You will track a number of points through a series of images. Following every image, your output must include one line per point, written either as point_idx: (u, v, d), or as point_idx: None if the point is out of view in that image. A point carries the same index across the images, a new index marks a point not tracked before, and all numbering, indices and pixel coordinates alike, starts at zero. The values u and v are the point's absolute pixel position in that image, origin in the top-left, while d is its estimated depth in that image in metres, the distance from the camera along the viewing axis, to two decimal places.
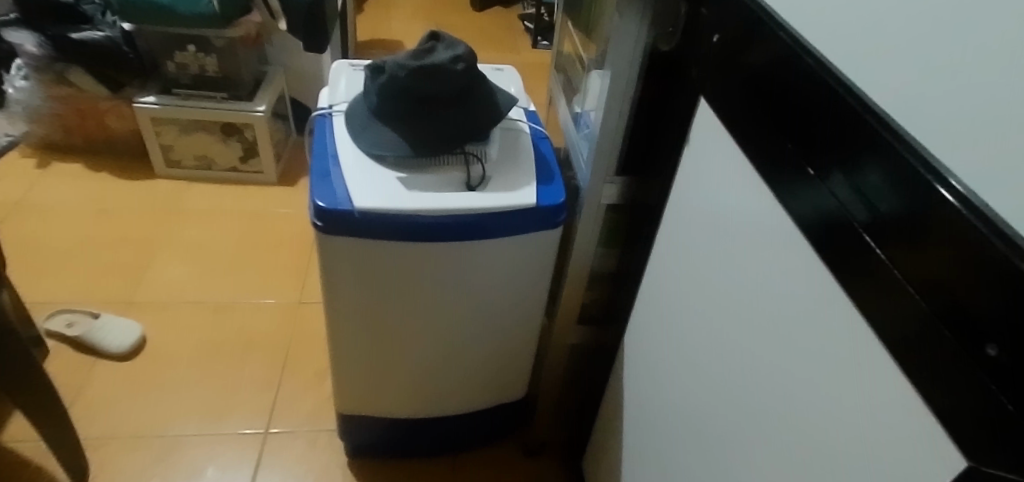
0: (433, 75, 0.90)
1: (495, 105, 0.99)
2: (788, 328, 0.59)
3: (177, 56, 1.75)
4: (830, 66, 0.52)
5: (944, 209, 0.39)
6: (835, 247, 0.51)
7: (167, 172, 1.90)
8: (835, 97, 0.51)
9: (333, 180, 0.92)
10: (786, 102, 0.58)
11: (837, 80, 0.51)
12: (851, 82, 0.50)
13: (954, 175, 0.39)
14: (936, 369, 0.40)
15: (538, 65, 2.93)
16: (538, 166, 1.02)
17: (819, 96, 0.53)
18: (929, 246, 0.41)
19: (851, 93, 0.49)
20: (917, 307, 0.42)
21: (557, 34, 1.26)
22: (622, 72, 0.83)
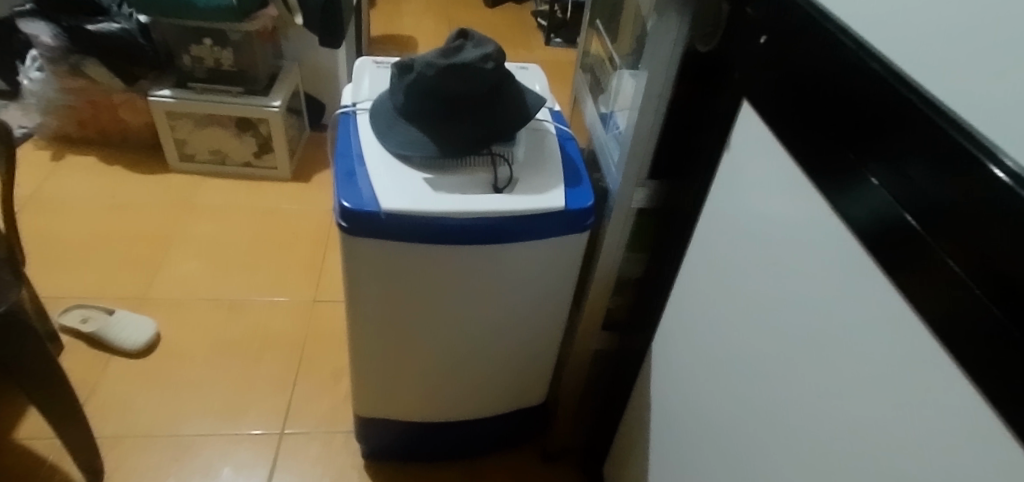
0: (462, 75, 0.87)
1: (523, 105, 0.97)
2: (836, 339, 0.57)
3: (193, 49, 1.73)
4: (890, 64, 0.50)
5: (1012, 204, 0.37)
6: (891, 255, 0.49)
7: (181, 166, 1.89)
8: (895, 99, 0.48)
9: (358, 181, 0.90)
10: (839, 105, 0.56)
11: (897, 78, 0.48)
12: (914, 80, 0.47)
13: (1008, 155, 0.38)
14: (1007, 376, 0.38)
15: (552, 63, 2.90)
16: (565, 168, 1.00)
17: (878, 99, 0.50)
18: (990, 242, 0.39)
19: (912, 91, 0.46)
20: (982, 307, 0.40)
21: (582, 33, 1.23)
22: (660, 74, 0.80)
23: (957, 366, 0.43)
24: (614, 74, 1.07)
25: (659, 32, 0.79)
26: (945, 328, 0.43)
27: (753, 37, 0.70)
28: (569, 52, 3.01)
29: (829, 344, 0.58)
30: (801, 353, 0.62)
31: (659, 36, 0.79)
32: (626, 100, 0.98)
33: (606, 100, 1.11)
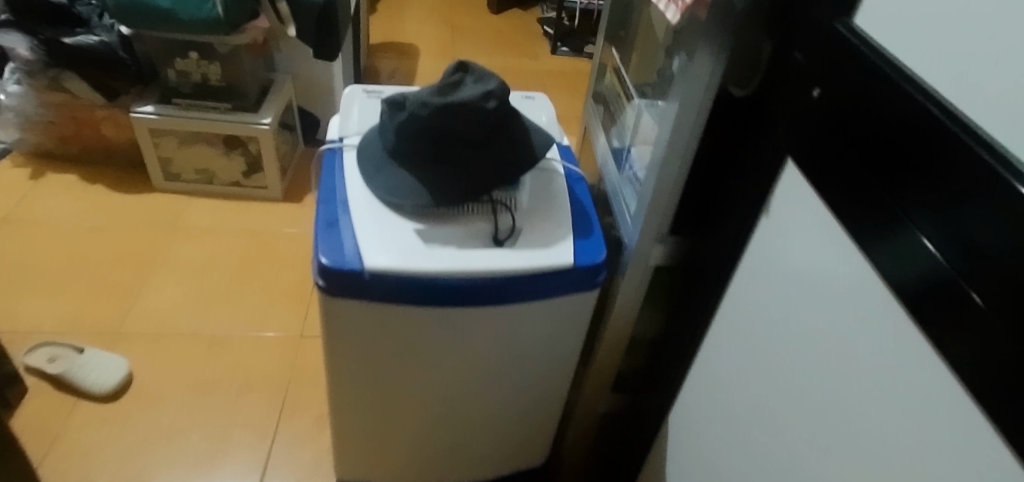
0: (460, 115, 0.77)
1: (529, 146, 0.86)
2: (886, 448, 0.48)
3: (179, 63, 1.62)
4: (979, 134, 0.38)
5: None
6: (986, 386, 0.37)
7: (165, 185, 1.78)
8: (979, 180, 0.38)
9: (341, 232, 0.80)
10: (906, 179, 0.45)
11: (978, 142, 0.38)
12: (1001, 143, 0.37)
13: None
14: None
15: (557, 74, 2.79)
16: (575, 215, 0.90)
17: (961, 182, 0.39)
18: None
19: (990, 152, 0.37)
20: None
21: (597, 45, 1.11)
22: (686, 122, 0.70)
23: (1002, 437, 0.37)
24: (631, 109, 0.96)
25: (688, 75, 0.68)
26: (1006, 417, 0.36)
27: (797, 86, 0.59)
28: (575, 61, 2.89)
29: (885, 466, 0.48)
30: (847, 464, 0.52)
31: (686, 79, 0.68)
32: (645, 142, 0.87)
33: (620, 135, 1.00)
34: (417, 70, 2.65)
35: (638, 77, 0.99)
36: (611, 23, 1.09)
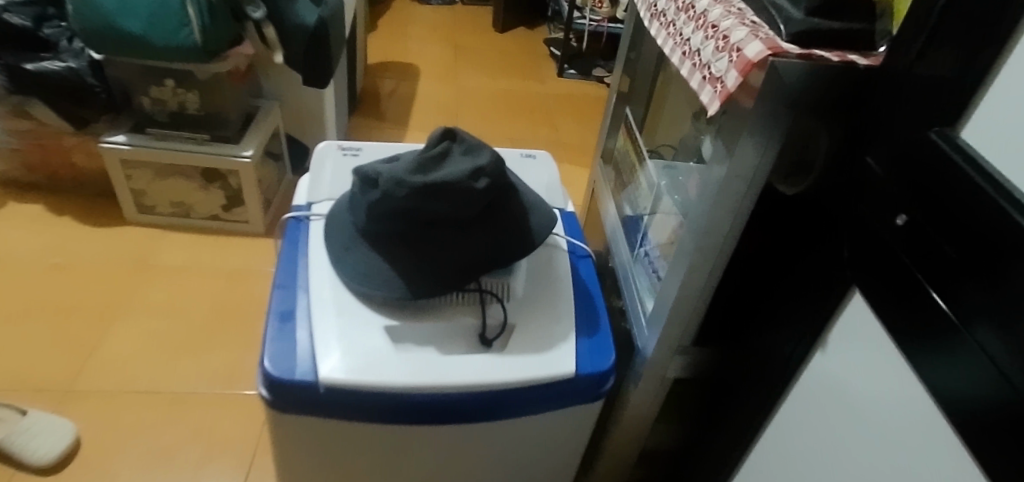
0: (445, 195, 0.65)
1: (527, 227, 0.73)
2: None
3: (153, 91, 1.48)
4: None
5: None
6: None
7: (138, 218, 1.66)
8: None
9: (294, 329, 0.68)
10: None
11: None
12: None
13: None
14: None
15: (564, 98, 2.65)
16: (578, 304, 0.77)
17: None
18: None
19: None
20: None
21: (613, 77, 0.97)
22: (717, 224, 0.57)
23: None
24: (644, 175, 0.83)
25: (723, 169, 0.54)
26: None
27: (870, 200, 0.46)
28: (584, 85, 2.76)
29: None
30: None
31: (720, 171, 0.55)
32: (660, 219, 0.73)
33: (632, 202, 0.87)
34: (417, 92, 2.51)
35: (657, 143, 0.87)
36: (627, 67, 0.94)
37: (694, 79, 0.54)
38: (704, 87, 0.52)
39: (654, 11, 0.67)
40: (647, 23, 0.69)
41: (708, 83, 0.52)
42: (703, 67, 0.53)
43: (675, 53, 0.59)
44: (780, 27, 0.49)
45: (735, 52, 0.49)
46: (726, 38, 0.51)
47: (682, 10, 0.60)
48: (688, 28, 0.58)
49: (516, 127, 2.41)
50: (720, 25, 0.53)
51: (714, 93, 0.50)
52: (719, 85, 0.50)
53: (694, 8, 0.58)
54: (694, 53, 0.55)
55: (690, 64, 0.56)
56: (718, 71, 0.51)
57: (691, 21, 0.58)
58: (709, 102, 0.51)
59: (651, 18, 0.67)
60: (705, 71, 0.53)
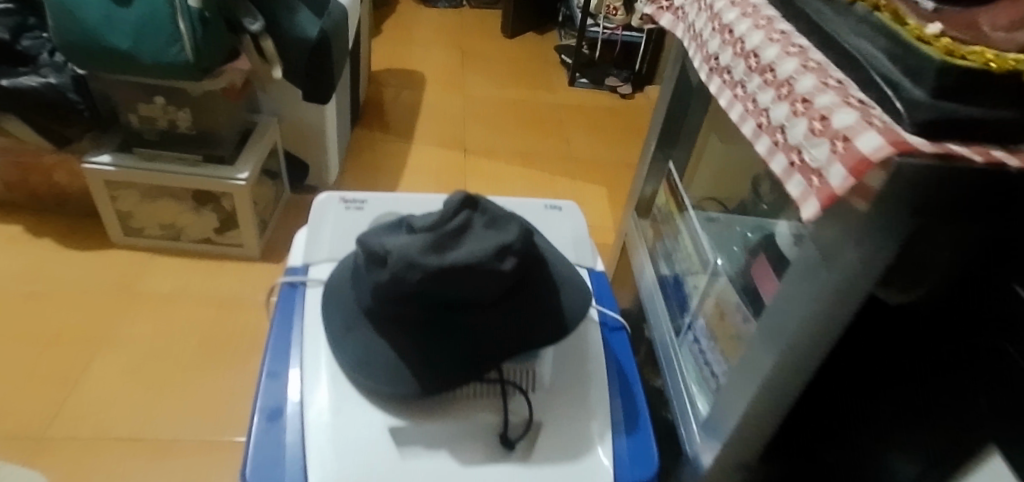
0: (464, 279, 0.55)
1: (556, 308, 0.62)
2: None
3: (141, 108, 1.35)
4: None
5: None
6: None
7: (125, 240, 1.55)
8: None
9: (282, 428, 0.59)
10: None
11: None
12: None
13: None
14: None
15: (575, 109, 2.50)
16: (615, 392, 0.67)
17: None
18: None
19: None
20: None
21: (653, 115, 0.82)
22: (803, 346, 0.45)
23: None
24: (691, 237, 0.72)
25: (815, 280, 0.43)
26: None
27: (1020, 338, 0.36)
28: (597, 95, 2.61)
29: None
30: None
31: (805, 281, 0.44)
32: (709, 302, 0.62)
33: (670, 261, 0.76)
34: (424, 104, 2.37)
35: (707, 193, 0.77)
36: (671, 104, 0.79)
37: (778, 162, 0.44)
38: (795, 175, 0.42)
39: (714, 64, 0.55)
40: (703, 76, 0.57)
41: (801, 172, 0.41)
42: (792, 149, 0.43)
43: (746, 123, 0.49)
44: (897, 110, 0.38)
45: (839, 142, 0.38)
46: (826, 119, 0.40)
47: (755, 70, 0.49)
48: (764, 96, 0.47)
49: (526, 142, 2.27)
50: (815, 100, 0.42)
51: (812, 189, 0.40)
52: (819, 180, 0.39)
53: (772, 71, 0.47)
54: (777, 129, 0.45)
55: (771, 141, 0.45)
56: (815, 160, 0.40)
57: (769, 86, 0.47)
58: (803, 199, 0.40)
59: (709, 71, 0.56)
60: (795, 155, 0.42)
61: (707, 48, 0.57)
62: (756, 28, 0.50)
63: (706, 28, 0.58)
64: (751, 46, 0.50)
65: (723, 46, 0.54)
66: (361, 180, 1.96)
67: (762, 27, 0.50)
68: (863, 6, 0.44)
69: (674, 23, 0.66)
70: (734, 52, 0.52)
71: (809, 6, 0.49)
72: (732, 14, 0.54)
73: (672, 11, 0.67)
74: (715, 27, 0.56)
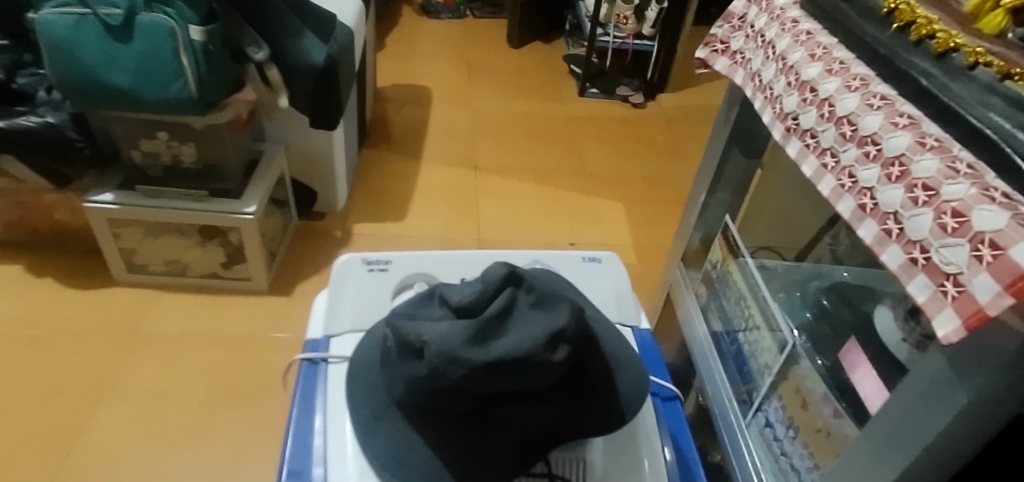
0: (513, 373, 0.49)
1: (611, 394, 0.56)
2: None
3: (144, 143, 1.23)
4: None
5: None
6: None
7: (129, 278, 1.41)
8: None
9: None
10: None
11: None
12: None
13: None
14: None
15: (587, 120, 2.18)
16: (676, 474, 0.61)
17: None
18: None
19: None
20: None
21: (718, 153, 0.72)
22: (925, 473, 0.39)
23: None
24: (748, 285, 0.64)
25: (949, 408, 0.36)
26: None
27: None
28: (609, 107, 2.26)
29: None
30: None
31: (934, 405, 0.37)
32: (788, 385, 0.55)
33: (723, 316, 0.69)
34: (428, 118, 2.09)
35: (761, 241, 0.72)
36: (744, 138, 0.69)
37: (893, 255, 0.39)
38: (920, 277, 0.36)
39: (791, 124, 0.51)
40: (777, 134, 0.53)
41: (929, 274, 0.35)
42: (913, 244, 0.37)
43: (844, 201, 0.44)
44: None
45: (984, 247, 0.32)
46: (960, 216, 0.34)
47: (850, 139, 0.45)
48: (867, 173, 0.42)
49: (537, 156, 1.98)
50: (941, 189, 0.36)
51: (946, 300, 0.34)
52: (957, 290, 0.33)
53: (875, 144, 0.42)
54: (889, 216, 0.40)
55: (880, 227, 0.40)
56: (945, 262, 0.35)
57: (872, 163, 0.42)
58: (933, 308, 0.34)
59: (786, 131, 0.52)
60: (918, 252, 0.37)
61: (780, 103, 0.53)
62: (848, 90, 0.46)
63: (777, 81, 0.54)
64: (844, 112, 0.46)
65: (804, 105, 0.50)
66: (364, 203, 1.71)
67: (856, 89, 0.46)
68: (988, 70, 0.39)
69: (733, 69, 0.62)
70: (820, 115, 0.48)
71: (915, 67, 0.44)
72: (814, 70, 0.50)
73: (729, 54, 0.63)
74: (792, 82, 0.52)
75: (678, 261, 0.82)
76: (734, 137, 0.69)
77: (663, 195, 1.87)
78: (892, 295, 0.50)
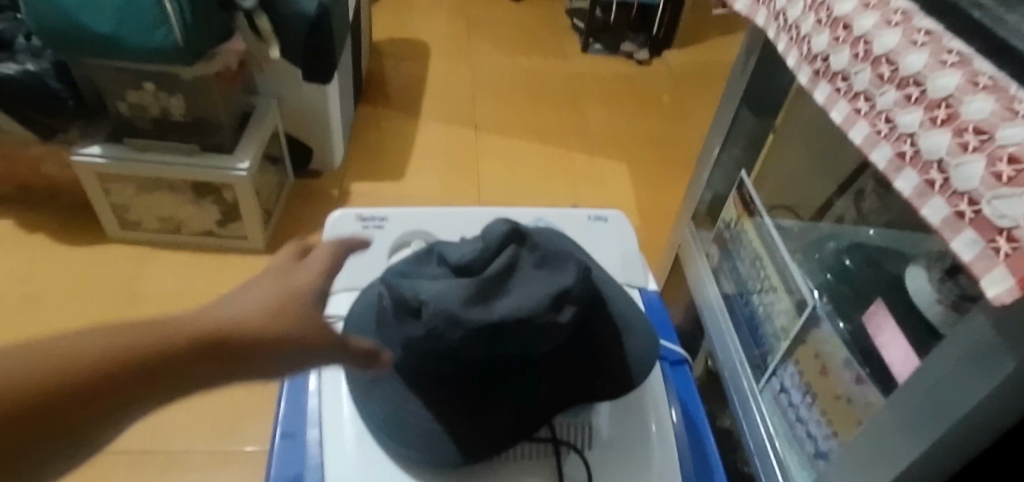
0: (516, 335, 0.46)
1: (619, 362, 0.53)
2: None
3: (130, 94, 1.16)
4: None
5: None
6: None
7: (122, 235, 1.37)
8: None
9: None
10: None
11: None
12: None
13: None
14: None
15: (591, 77, 2.11)
16: (682, 439, 0.59)
17: None
18: None
19: None
20: None
21: (735, 106, 0.68)
22: (959, 448, 0.36)
23: None
24: (763, 244, 0.61)
25: (993, 374, 0.33)
26: None
27: None
28: (614, 64, 2.19)
29: None
30: None
31: (980, 370, 0.33)
32: (806, 349, 0.53)
33: (736, 278, 0.66)
34: (427, 74, 2.02)
35: (777, 199, 0.69)
36: (766, 88, 0.64)
37: (935, 208, 0.35)
38: (967, 232, 0.33)
39: (820, 66, 0.47)
40: (803, 78, 0.49)
41: (978, 229, 0.32)
42: (960, 196, 0.34)
43: (879, 149, 0.40)
44: None
45: None
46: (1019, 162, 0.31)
47: (889, 81, 0.41)
48: (908, 117, 0.39)
49: (539, 113, 1.92)
50: (997, 132, 0.33)
51: (997, 255, 0.31)
52: (1011, 245, 0.30)
53: (918, 85, 0.39)
54: (932, 164, 0.36)
55: (922, 177, 0.37)
56: (997, 214, 0.31)
57: (914, 106, 0.39)
58: (981, 264, 0.31)
59: (814, 74, 0.48)
60: (965, 205, 0.33)
61: (808, 43, 0.49)
62: (887, 26, 0.42)
63: (805, 20, 0.50)
64: (883, 50, 0.42)
65: (835, 45, 0.46)
66: (361, 161, 1.66)
67: (897, 25, 0.42)
68: None
69: (754, 8, 0.57)
70: (853, 55, 0.44)
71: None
72: (849, 5, 0.46)
73: None
74: (822, 20, 0.48)
75: (687, 221, 0.79)
76: (753, 87, 0.65)
77: (669, 155, 1.82)
78: (928, 258, 0.46)
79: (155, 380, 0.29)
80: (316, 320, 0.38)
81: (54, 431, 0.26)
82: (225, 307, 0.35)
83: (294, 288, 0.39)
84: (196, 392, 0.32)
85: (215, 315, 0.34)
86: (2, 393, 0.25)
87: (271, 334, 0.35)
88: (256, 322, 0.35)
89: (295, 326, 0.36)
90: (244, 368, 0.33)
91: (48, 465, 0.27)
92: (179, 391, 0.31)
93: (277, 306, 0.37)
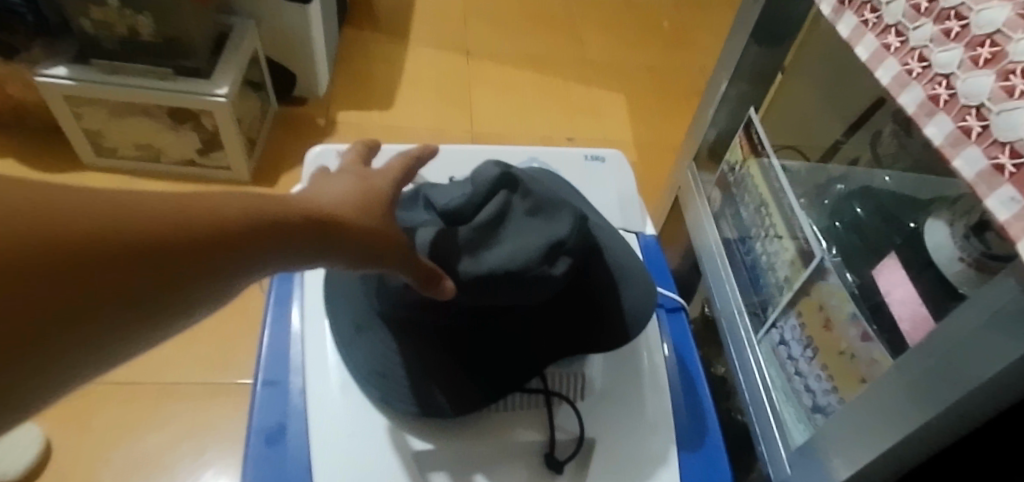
0: (505, 289, 0.43)
1: (614, 315, 0.51)
2: None
3: (93, 11, 1.08)
4: None
5: None
6: None
7: (97, 162, 1.31)
8: None
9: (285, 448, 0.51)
10: None
11: None
12: None
13: None
14: None
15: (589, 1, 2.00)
16: (676, 388, 0.57)
17: None
18: None
19: None
20: None
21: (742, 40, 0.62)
22: (971, 414, 0.34)
23: None
24: (770, 189, 0.57)
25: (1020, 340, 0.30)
26: None
27: None
28: None
29: None
30: None
31: (1006, 336, 0.31)
32: (810, 302, 0.50)
33: (738, 223, 0.63)
34: None
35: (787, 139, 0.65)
36: (781, 19, 0.59)
37: (972, 159, 0.32)
38: (1005, 189, 0.30)
39: None
40: (827, 9, 0.45)
41: (1019, 186, 0.29)
42: (1002, 147, 0.30)
43: (909, 91, 0.36)
44: None
45: None
46: None
47: (925, 14, 0.37)
48: (945, 56, 0.35)
49: (534, 40, 1.83)
50: None
51: None
52: None
53: (960, 18, 0.34)
54: (970, 109, 0.33)
55: (958, 123, 0.33)
56: None
57: (953, 42, 0.34)
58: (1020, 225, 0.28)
59: (840, 5, 0.44)
60: (1006, 157, 0.30)
61: None
62: None
63: None
64: None
65: None
66: (348, 87, 1.58)
67: None
68: None
69: None
70: None
71: None
72: None
73: None
74: None
75: (687, 162, 0.75)
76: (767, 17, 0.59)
77: (667, 86, 1.76)
78: (955, 210, 0.43)
79: (284, 239, 0.31)
80: (391, 221, 0.39)
81: (165, 275, 0.25)
82: (312, 194, 0.35)
83: (371, 187, 0.39)
84: (302, 264, 0.33)
85: (319, 199, 0.35)
86: (198, 214, 0.26)
87: (355, 223, 0.35)
88: (354, 207, 0.36)
89: (378, 219, 0.37)
90: (337, 250, 0.34)
91: (185, 305, 0.26)
92: (276, 259, 0.31)
93: (360, 197, 0.37)
